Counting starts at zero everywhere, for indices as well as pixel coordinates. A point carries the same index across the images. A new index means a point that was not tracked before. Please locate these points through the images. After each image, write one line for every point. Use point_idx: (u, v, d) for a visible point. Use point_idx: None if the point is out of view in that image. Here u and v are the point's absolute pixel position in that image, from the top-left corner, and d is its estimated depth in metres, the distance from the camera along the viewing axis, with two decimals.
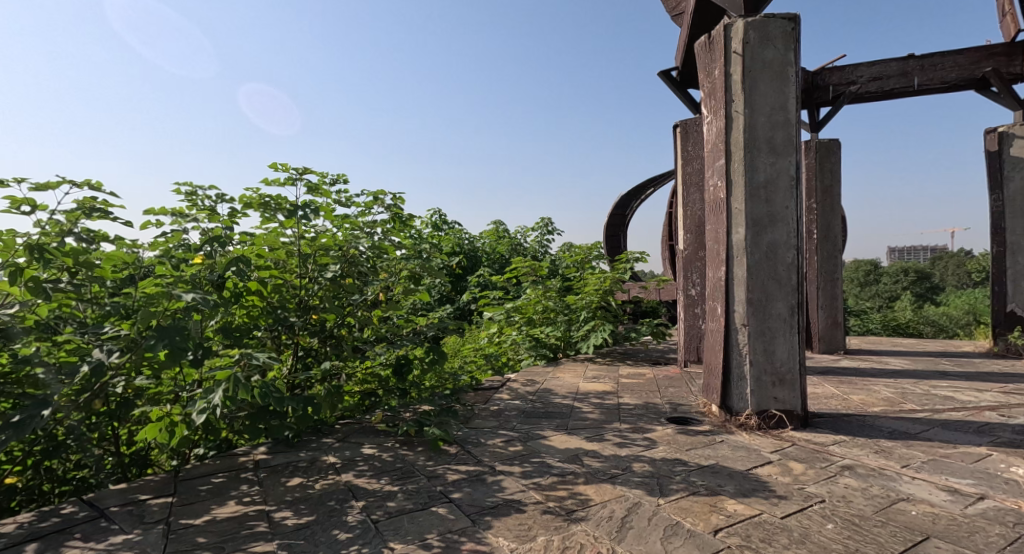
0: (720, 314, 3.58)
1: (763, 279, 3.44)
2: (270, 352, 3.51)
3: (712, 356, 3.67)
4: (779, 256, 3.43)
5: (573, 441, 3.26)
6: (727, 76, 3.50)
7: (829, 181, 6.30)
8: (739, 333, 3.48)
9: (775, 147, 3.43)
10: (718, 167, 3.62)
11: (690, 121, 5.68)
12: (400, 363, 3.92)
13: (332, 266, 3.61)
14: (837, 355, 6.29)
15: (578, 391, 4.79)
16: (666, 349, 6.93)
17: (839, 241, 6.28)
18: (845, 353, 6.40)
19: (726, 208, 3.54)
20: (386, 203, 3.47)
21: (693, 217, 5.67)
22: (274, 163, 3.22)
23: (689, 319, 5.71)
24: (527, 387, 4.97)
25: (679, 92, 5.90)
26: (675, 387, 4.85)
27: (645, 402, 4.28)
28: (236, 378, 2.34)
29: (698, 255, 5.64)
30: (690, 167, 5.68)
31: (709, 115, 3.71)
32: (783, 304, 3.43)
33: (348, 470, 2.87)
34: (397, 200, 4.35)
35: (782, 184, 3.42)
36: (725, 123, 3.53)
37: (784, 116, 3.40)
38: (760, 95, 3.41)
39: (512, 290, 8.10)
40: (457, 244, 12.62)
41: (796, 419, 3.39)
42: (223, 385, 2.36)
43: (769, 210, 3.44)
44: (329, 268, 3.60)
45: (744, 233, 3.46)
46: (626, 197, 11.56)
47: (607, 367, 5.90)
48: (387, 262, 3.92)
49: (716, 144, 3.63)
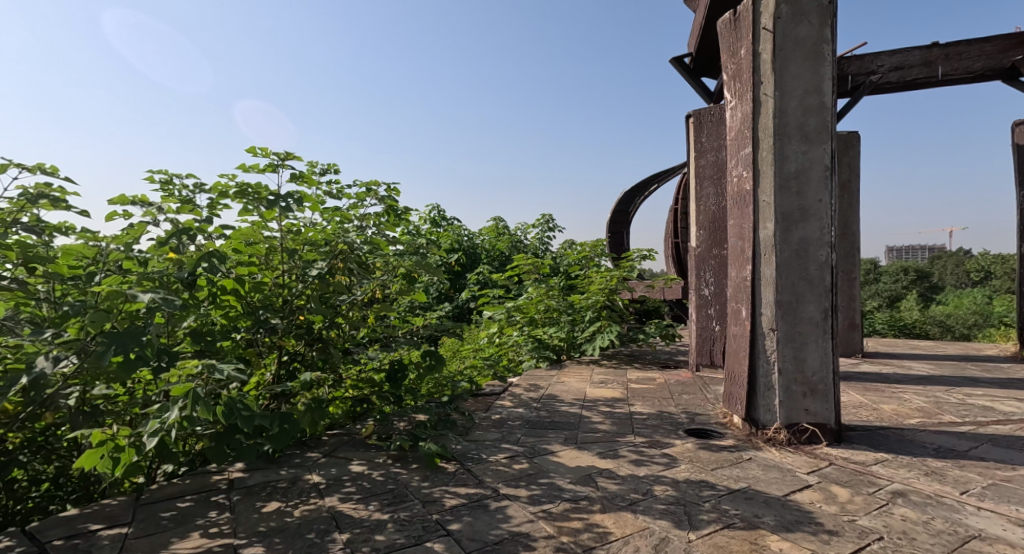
0: (745, 317, 3.27)
1: (793, 279, 3.12)
2: (252, 358, 3.17)
3: (735, 362, 3.36)
4: (811, 254, 3.12)
5: (584, 458, 2.94)
6: (755, 55, 3.18)
7: (847, 176, 5.99)
8: (766, 339, 3.16)
9: (808, 134, 3.10)
10: (744, 156, 3.30)
11: (704, 110, 5.35)
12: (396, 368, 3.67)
13: (319, 263, 3.27)
14: (856, 358, 5.98)
15: (585, 398, 4.47)
16: (674, 351, 6.61)
17: (858, 239, 5.96)
18: (864, 357, 6.09)
19: (752, 201, 3.23)
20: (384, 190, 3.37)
21: (707, 213, 5.36)
22: (253, 147, 2.90)
23: (702, 321, 5.40)
24: (530, 393, 4.65)
25: (691, 80, 5.58)
26: (690, 394, 4.53)
27: (659, 412, 3.96)
28: (194, 395, 2.03)
29: (712, 252, 5.33)
30: (704, 160, 5.37)
31: (733, 99, 3.39)
32: (816, 307, 3.11)
33: (333, 492, 2.55)
34: (392, 192, 4.03)
35: (815, 174, 3.10)
36: (751, 108, 3.21)
37: (818, 99, 3.07)
38: (792, 75, 3.09)
39: (513, 288, 7.78)
40: (456, 241, 12.29)
41: (829, 434, 3.07)
42: (180, 402, 2.04)
43: (800, 203, 3.12)
44: (315, 266, 3.26)
45: (773, 228, 3.14)
46: (626, 196, 11.27)
47: (614, 371, 5.58)
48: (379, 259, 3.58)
49: (741, 131, 3.31)
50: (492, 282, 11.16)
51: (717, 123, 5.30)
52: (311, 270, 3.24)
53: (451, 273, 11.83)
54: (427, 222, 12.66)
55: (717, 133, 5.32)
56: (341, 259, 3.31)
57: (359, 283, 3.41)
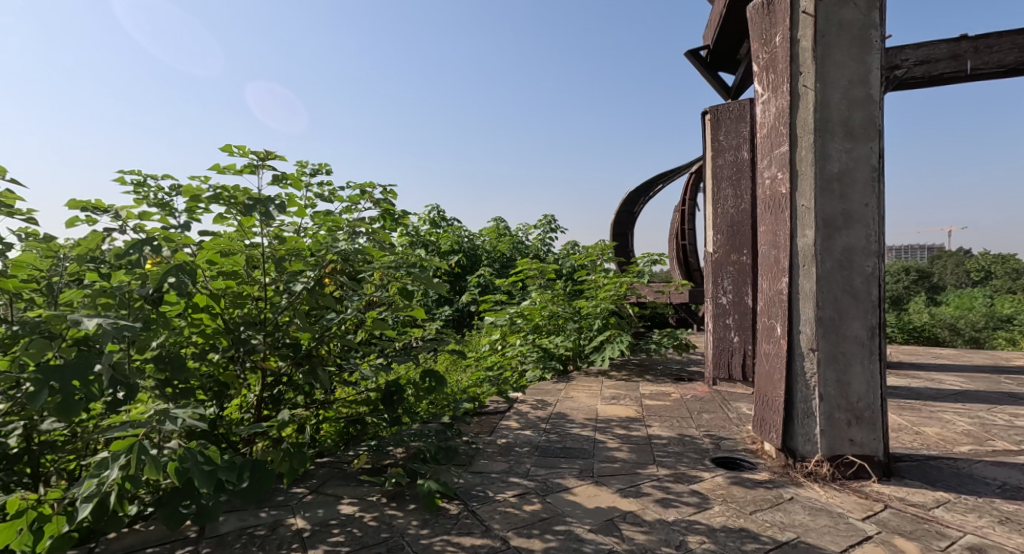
0: (780, 334, 2.93)
1: (836, 293, 2.79)
2: (230, 384, 2.81)
3: (768, 385, 3.03)
4: (856, 265, 2.78)
5: (604, 496, 2.61)
6: (793, 42, 2.84)
7: None
8: (805, 360, 2.83)
9: (852, 130, 2.76)
10: (778, 155, 2.97)
11: (721, 107, 5.02)
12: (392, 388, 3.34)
13: (302, 277, 2.90)
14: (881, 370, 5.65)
15: (597, 418, 4.14)
16: (687, 361, 6.27)
17: None
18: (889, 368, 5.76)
19: (788, 206, 2.89)
20: (381, 192, 3.20)
21: (724, 217, 5.04)
22: (229, 143, 2.56)
23: (719, 331, 5.08)
24: (537, 411, 4.32)
25: (707, 75, 5.26)
26: (710, 414, 4.20)
27: (680, 435, 3.63)
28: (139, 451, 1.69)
29: (730, 258, 5.02)
30: (721, 159, 5.04)
31: (766, 92, 3.05)
32: (861, 324, 2.78)
33: (319, 542, 2.23)
34: (388, 194, 3.71)
35: (860, 176, 2.77)
36: (788, 102, 2.87)
37: (864, 91, 2.73)
38: (835, 64, 2.75)
39: (517, 293, 7.44)
40: (456, 242, 11.94)
41: (877, 467, 2.75)
42: (122, 459, 1.72)
43: (844, 208, 2.79)
44: (298, 279, 2.89)
45: (813, 236, 2.80)
46: (633, 194, 10.94)
47: (625, 385, 5.25)
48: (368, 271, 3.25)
49: (775, 127, 2.98)
50: (493, 284, 10.82)
51: (735, 121, 4.95)
52: (295, 284, 2.87)
53: (451, 275, 11.50)
54: (426, 223, 12.32)
55: (736, 132, 4.96)
56: (321, 271, 2.94)
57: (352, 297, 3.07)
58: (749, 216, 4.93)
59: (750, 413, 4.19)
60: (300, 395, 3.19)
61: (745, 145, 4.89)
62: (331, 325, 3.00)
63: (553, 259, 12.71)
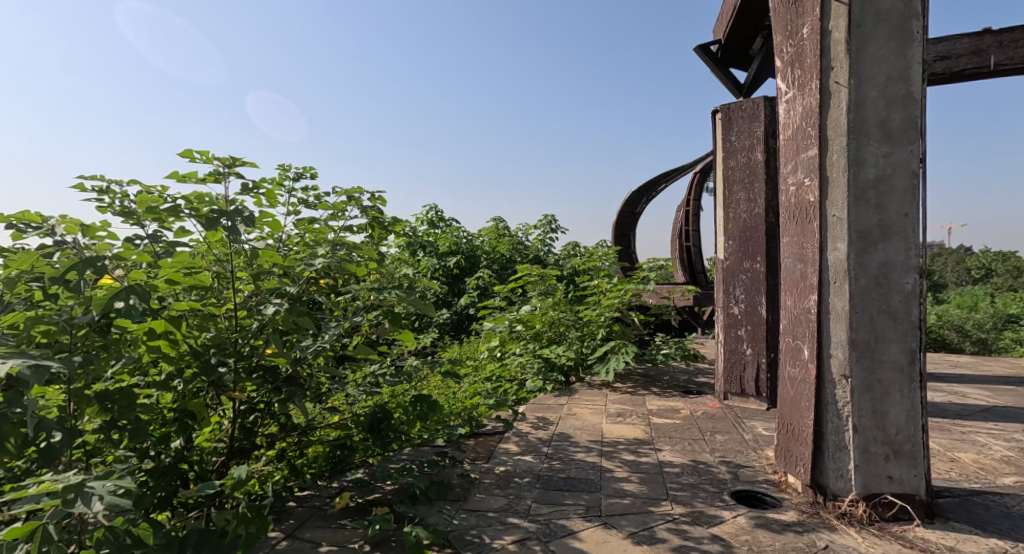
0: (808, 358, 2.65)
1: (871, 313, 2.51)
2: (195, 416, 2.52)
3: (794, 413, 2.75)
4: (894, 282, 2.49)
5: (613, 543, 2.34)
6: (824, 34, 2.55)
7: None
8: (837, 388, 2.55)
9: (890, 131, 2.47)
10: (805, 160, 2.69)
11: (733, 105, 4.74)
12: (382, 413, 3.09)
13: (272, 299, 2.57)
14: None
15: (603, 439, 3.85)
16: (695, 371, 5.98)
17: None
18: None
19: (818, 216, 2.61)
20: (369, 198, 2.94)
21: (736, 222, 4.76)
22: (189, 149, 2.26)
23: (731, 344, 4.85)
24: (538, 431, 4.04)
25: (718, 71, 4.97)
26: (724, 435, 3.91)
27: (693, 462, 3.35)
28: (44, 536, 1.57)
29: (742, 266, 4.75)
30: (733, 161, 4.76)
31: (791, 89, 2.76)
32: (899, 348, 2.50)
33: None
34: (377, 200, 3.42)
35: (899, 183, 2.48)
36: (816, 101, 2.59)
37: (904, 88, 2.44)
38: (871, 59, 2.46)
39: (516, 298, 7.15)
40: (455, 243, 11.64)
41: (918, 507, 2.47)
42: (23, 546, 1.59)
43: (880, 219, 2.50)
44: (268, 302, 2.55)
45: (846, 250, 2.52)
46: (636, 193, 10.63)
47: (631, 399, 4.96)
48: (347, 293, 2.87)
49: (801, 129, 2.69)
50: (492, 287, 10.55)
51: (748, 120, 4.67)
52: (265, 307, 2.52)
53: (449, 277, 11.22)
54: (423, 223, 12.05)
55: (749, 132, 4.68)
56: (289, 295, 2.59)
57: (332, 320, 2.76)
58: (762, 221, 4.64)
59: (766, 434, 3.91)
60: (280, 422, 2.91)
61: (760, 145, 4.62)
62: (309, 353, 2.67)
63: (553, 260, 12.44)
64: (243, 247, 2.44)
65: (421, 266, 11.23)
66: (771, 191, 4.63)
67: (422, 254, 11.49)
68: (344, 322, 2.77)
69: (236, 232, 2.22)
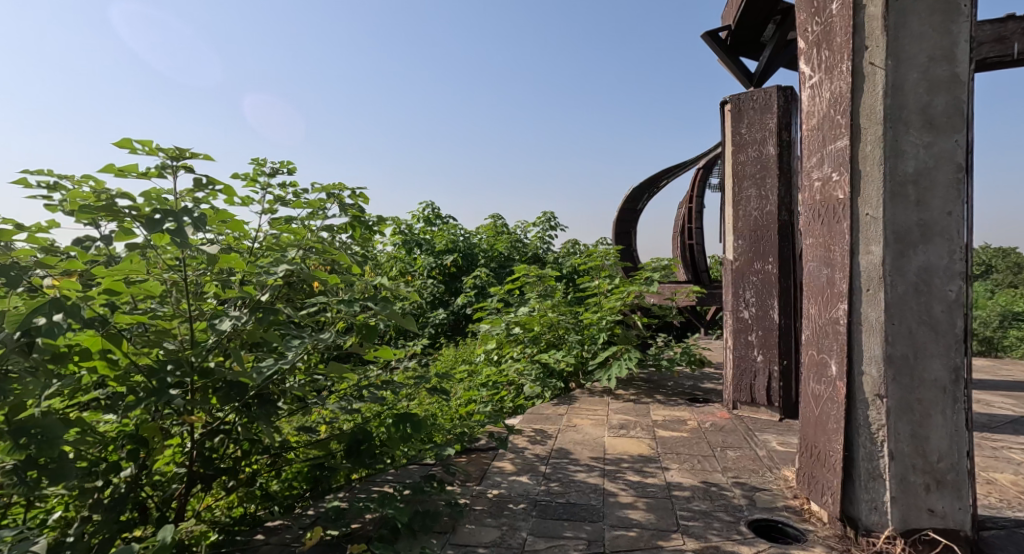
0: (836, 375, 2.37)
1: (910, 325, 2.22)
2: (144, 445, 2.21)
3: (820, 435, 2.47)
4: (936, 289, 2.21)
5: None
6: (857, 9, 2.25)
7: None
8: (870, 409, 2.26)
9: (932, 118, 2.18)
10: (832, 151, 2.39)
11: (743, 95, 4.45)
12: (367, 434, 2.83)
13: (228, 312, 2.22)
14: None
15: (605, 456, 3.57)
16: (701, 377, 5.70)
17: None
18: None
19: (848, 215, 2.31)
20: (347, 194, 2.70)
21: (746, 220, 4.48)
22: (126, 137, 1.94)
23: (740, 350, 4.57)
24: (535, 447, 3.75)
25: (726, 59, 4.67)
26: (736, 451, 3.63)
27: (705, 484, 3.06)
28: None
29: (753, 267, 4.47)
30: (743, 155, 4.47)
31: (816, 73, 2.46)
32: (941, 365, 2.21)
33: None
34: (359, 198, 3.12)
35: (942, 177, 2.18)
36: (847, 85, 2.29)
37: (949, 69, 2.15)
38: (911, 35, 2.17)
39: (513, 300, 6.86)
40: (451, 241, 11.33)
41: (963, 544, 2.19)
42: None
43: (921, 218, 2.21)
44: (225, 315, 2.21)
45: (881, 253, 2.23)
46: (637, 189, 10.34)
47: (635, 409, 4.68)
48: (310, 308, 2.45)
49: (829, 117, 2.40)
50: (490, 287, 10.26)
51: (759, 112, 4.37)
52: (219, 321, 2.16)
53: (446, 275, 10.92)
54: (419, 221, 11.73)
55: (761, 124, 4.39)
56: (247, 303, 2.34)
57: (294, 336, 2.34)
58: (775, 220, 4.35)
59: (782, 450, 3.63)
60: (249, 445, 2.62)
61: (772, 138, 4.32)
62: (269, 376, 2.27)
63: (552, 258, 12.14)
64: (203, 253, 2.10)
65: (417, 264, 10.93)
66: (784, 187, 4.33)
67: (417, 252, 11.19)
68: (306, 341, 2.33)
69: (182, 235, 1.85)
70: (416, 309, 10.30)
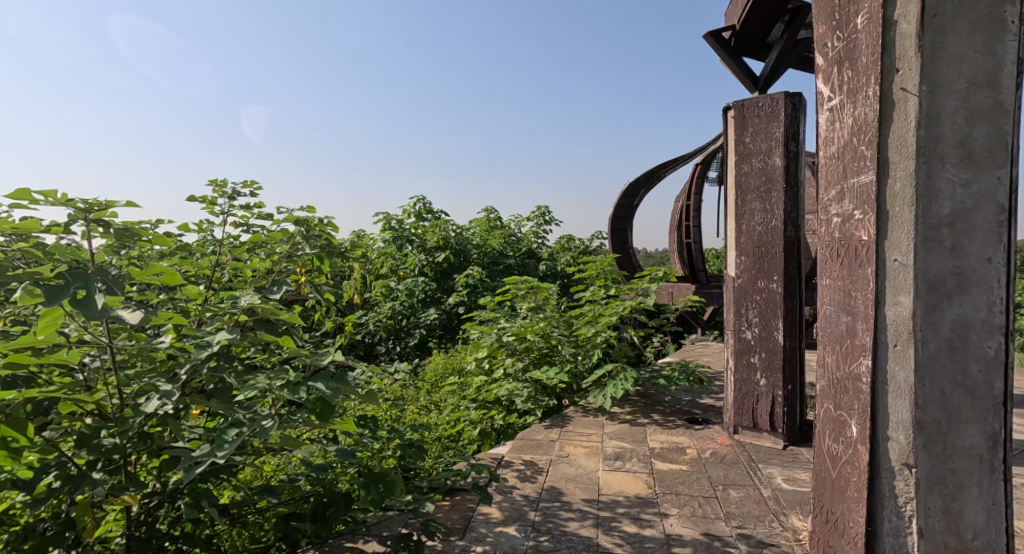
0: (858, 437, 2.12)
1: (942, 388, 1.93)
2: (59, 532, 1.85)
3: (838, 501, 2.23)
4: (972, 348, 1.88)
5: None
6: (888, 26, 1.98)
7: None
8: (896, 479, 2.01)
9: (970, 151, 1.85)
10: (854, 186, 2.13)
11: (747, 102, 4.17)
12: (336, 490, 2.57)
13: (159, 387, 1.77)
14: None
15: (599, 497, 3.33)
16: (701, 393, 5.48)
17: None
18: None
19: (874, 260, 2.05)
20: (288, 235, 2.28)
21: (750, 234, 4.23)
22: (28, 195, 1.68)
23: (742, 372, 4.33)
24: (525, 484, 3.51)
25: (728, 59, 4.36)
26: (739, 490, 3.40)
27: (708, 537, 2.83)
28: None
29: (756, 285, 4.23)
30: (747, 165, 4.20)
31: (838, 95, 2.19)
32: (978, 432, 1.88)
33: None
34: (329, 227, 2.88)
35: (981, 219, 1.85)
36: (874, 113, 2.03)
37: (991, 96, 1.82)
38: (950, 58, 1.87)
39: (504, 308, 6.61)
40: (444, 239, 10.77)
41: None
42: None
43: (956, 266, 1.90)
44: (154, 392, 1.76)
45: (910, 305, 1.96)
46: (635, 184, 10.01)
47: (632, 434, 4.44)
48: (252, 386, 1.90)
49: (851, 146, 2.13)
50: (483, 286, 9.97)
51: (765, 120, 4.09)
52: (145, 402, 1.72)
53: (438, 273, 10.60)
54: (410, 216, 11.41)
55: (766, 132, 4.11)
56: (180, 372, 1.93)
57: (232, 424, 1.81)
58: (780, 235, 4.09)
59: (788, 488, 3.40)
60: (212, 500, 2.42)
61: (779, 148, 4.04)
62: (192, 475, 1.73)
63: (547, 254, 11.83)
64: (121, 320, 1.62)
65: (407, 262, 10.62)
66: (791, 200, 4.07)
67: (408, 249, 10.87)
68: (244, 433, 1.78)
69: (92, 305, 1.50)
70: (407, 308, 10.01)
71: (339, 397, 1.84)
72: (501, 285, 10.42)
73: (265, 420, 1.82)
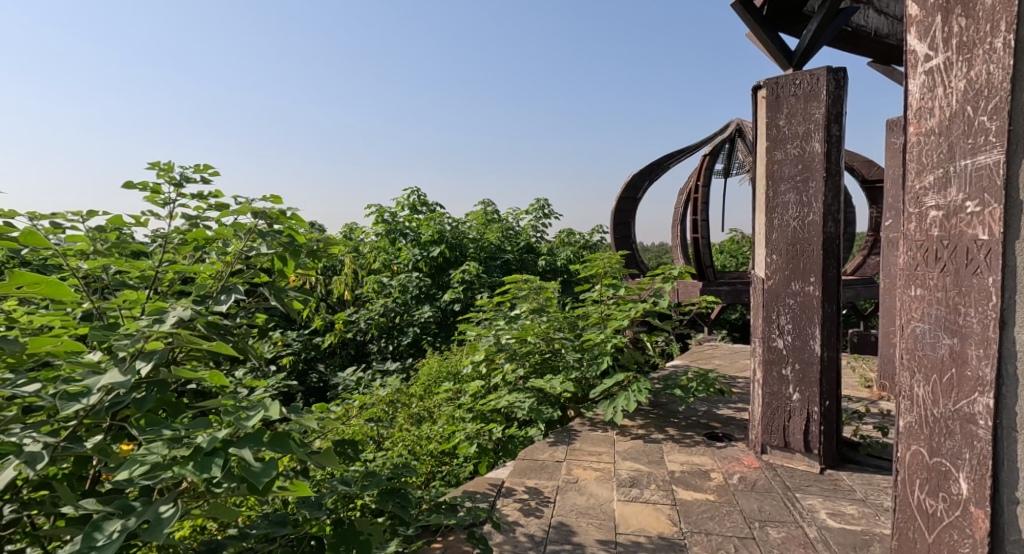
0: (975, 499, 1.69)
1: None
2: None
3: None
4: None
5: None
6: None
7: None
8: None
9: None
10: (967, 169, 1.68)
11: (782, 79, 3.67)
12: (305, 536, 2.10)
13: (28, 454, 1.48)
14: None
15: (616, 538, 2.85)
16: (719, 405, 5.03)
17: None
18: None
19: (999, 265, 1.64)
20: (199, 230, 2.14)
21: (783, 230, 3.74)
22: None
23: (771, 385, 3.85)
24: (529, 519, 3.03)
25: (759, 34, 3.87)
26: (778, 528, 2.93)
27: None
28: None
29: (790, 287, 3.75)
30: (781, 151, 3.71)
31: (946, 51, 1.70)
32: None
33: None
34: (296, 218, 2.40)
35: None
36: (1003, 72, 1.60)
37: None
38: None
39: (503, 309, 6.12)
40: (438, 233, 10.21)
41: None
42: None
43: None
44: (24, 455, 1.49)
45: None
46: (637, 175, 9.53)
47: (647, 454, 3.97)
48: (141, 459, 1.55)
49: (964, 118, 1.68)
50: (479, 282, 9.47)
51: (803, 100, 3.60)
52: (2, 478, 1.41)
53: (433, 268, 9.99)
54: (403, 208, 10.85)
55: (804, 113, 3.61)
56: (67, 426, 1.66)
57: (117, 515, 1.47)
58: (818, 230, 3.61)
59: (834, 527, 2.93)
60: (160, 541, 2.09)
61: (819, 132, 3.55)
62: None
63: (546, 248, 11.31)
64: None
65: (400, 256, 10.03)
66: (831, 191, 3.59)
67: (402, 243, 10.29)
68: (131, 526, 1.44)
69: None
70: (400, 305, 9.56)
71: (268, 477, 1.50)
72: (499, 282, 9.92)
73: (161, 506, 1.48)
